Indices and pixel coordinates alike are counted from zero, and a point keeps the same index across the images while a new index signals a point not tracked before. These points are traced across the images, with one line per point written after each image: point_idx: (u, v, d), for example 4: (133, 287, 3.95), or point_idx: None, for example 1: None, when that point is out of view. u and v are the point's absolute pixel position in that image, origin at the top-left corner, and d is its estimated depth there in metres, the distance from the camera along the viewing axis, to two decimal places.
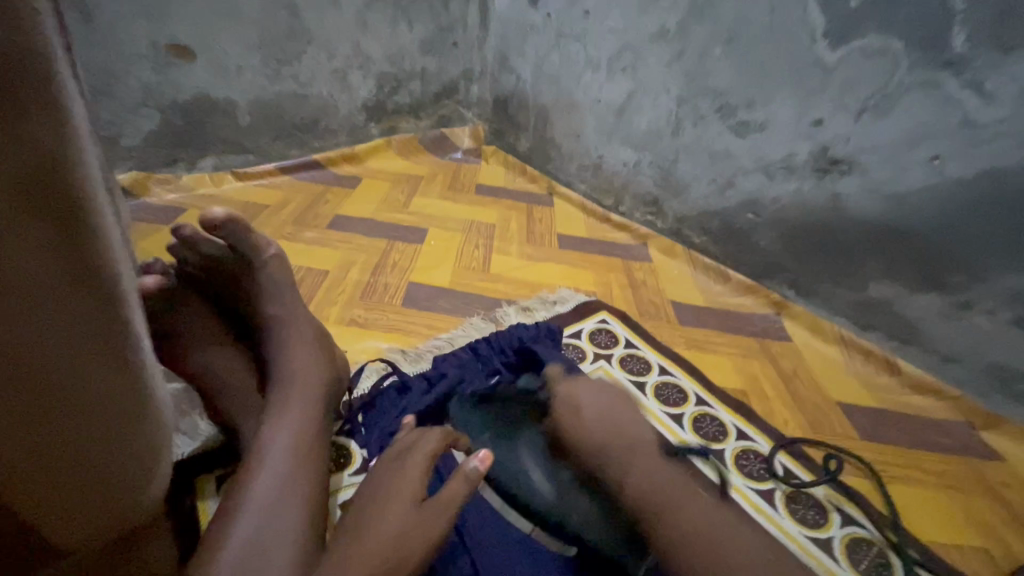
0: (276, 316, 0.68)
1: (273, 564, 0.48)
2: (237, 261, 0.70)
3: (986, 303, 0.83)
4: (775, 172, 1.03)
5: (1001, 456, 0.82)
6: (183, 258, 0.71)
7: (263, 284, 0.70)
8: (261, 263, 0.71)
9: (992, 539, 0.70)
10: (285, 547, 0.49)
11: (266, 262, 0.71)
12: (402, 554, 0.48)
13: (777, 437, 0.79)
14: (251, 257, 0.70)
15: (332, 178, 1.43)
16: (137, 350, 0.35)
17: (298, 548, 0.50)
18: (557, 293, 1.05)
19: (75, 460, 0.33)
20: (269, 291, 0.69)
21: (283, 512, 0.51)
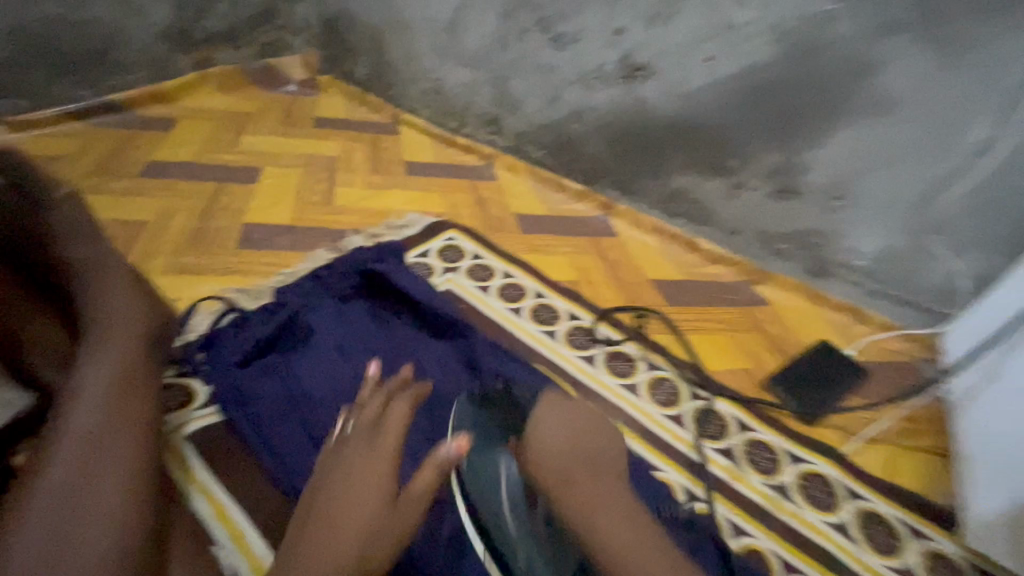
0: (78, 263, 0.62)
1: (102, 485, 0.49)
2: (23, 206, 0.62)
3: (754, 180, 1.00)
4: (591, 82, 1.12)
5: (769, 302, 1.03)
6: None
7: (56, 228, 0.62)
8: (56, 206, 0.63)
9: (755, 361, 0.89)
10: (116, 469, 0.50)
11: (58, 205, 0.63)
12: (366, 525, 0.43)
13: (601, 314, 0.93)
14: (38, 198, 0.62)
15: (140, 121, 1.27)
16: None
17: (130, 471, 0.51)
18: (404, 217, 1.08)
19: None
20: (65, 235, 0.63)
21: (108, 441, 0.52)
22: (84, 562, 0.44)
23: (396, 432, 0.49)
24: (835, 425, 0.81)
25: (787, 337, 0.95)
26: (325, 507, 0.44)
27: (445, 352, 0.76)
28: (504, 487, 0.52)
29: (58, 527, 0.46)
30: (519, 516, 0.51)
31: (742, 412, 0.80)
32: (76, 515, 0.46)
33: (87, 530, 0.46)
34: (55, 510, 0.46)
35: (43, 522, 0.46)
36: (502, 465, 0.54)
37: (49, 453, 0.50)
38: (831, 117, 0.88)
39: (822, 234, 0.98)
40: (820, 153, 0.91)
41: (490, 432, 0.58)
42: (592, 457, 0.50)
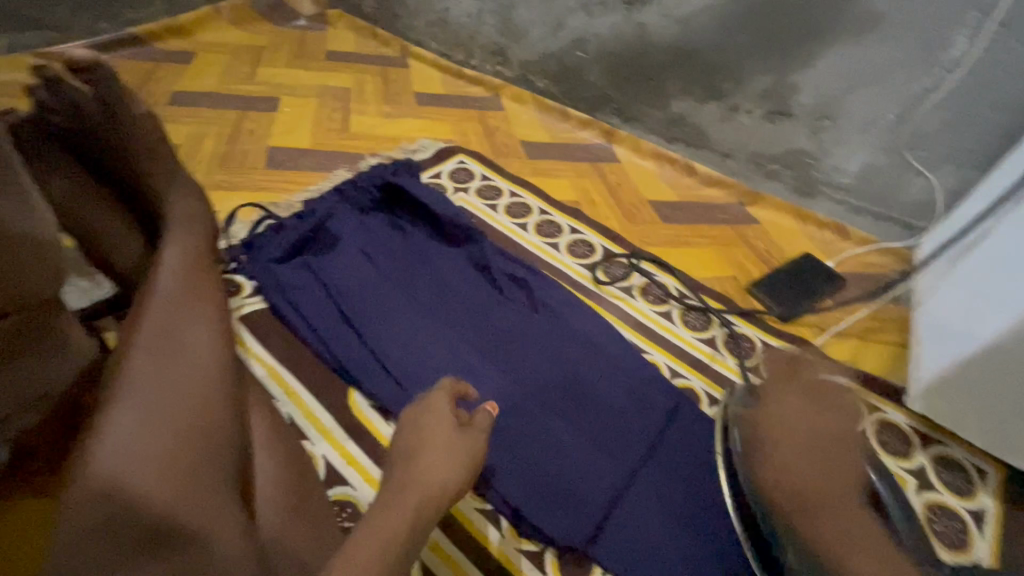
0: (156, 171, 0.71)
1: (192, 337, 0.54)
2: (104, 113, 0.70)
3: (747, 103, 1.05)
4: (594, 8, 1.15)
5: (759, 221, 1.10)
6: (41, 101, 0.68)
7: (136, 139, 0.71)
8: (131, 116, 0.72)
9: (741, 270, 0.98)
10: (200, 322, 0.56)
11: (138, 120, 0.72)
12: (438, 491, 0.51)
13: (600, 229, 1.00)
14: (117, 109, 0.71)
15: (160, 54, 1.32)
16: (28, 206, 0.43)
17: (213, 330, 0.56)
18: (416, 143, 1.14)
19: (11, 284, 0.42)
20: (146, 146, 0.72)
21: (189, 301, 0.57)
22: (188, 387, 0.49)
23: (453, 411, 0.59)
24: (808, 322, 0.90)
25: (772, 251, 1.03)
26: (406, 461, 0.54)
27: (458, 255, 0.85)
28: (785, 483, 0.59)
29: (159, 363, 0.50)
30: (795, 510, 0.57)
31: (726, 311, 0.88)
32: (175, 355, 0.51)
33: (186, 367, 0.51)
34: (157, 351, 0.51)
35: (151, 351, 0.51)
36: (778, 464, 0.61)
37: (139, 310, 0.55)
38: (819, 38, 0.92)
39: (809, 153, 1.04)
40: (810, 74, 0.96)
41: (790, 436, 0.64)
42: (833, 450, 0.58)
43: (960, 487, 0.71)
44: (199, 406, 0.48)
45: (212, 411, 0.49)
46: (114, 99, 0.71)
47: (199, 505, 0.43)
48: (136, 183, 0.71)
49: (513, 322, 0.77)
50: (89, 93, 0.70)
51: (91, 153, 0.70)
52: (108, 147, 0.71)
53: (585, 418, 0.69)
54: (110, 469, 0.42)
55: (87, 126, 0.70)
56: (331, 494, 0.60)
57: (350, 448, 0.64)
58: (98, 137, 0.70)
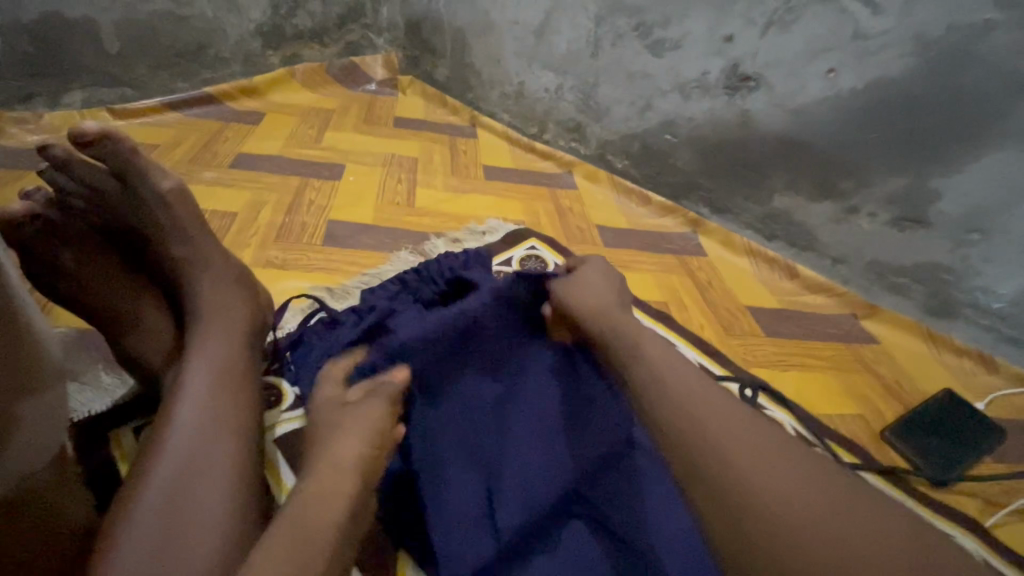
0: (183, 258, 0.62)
1: (201, 502, 0.43)
2: (121, 186, 0.63)
3: (871, 206, 0.91)
4: (689, 91, 1.05)
5: (879, 340, 0.94)
6: (59, 186, 0.64)
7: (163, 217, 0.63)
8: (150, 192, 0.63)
9: (869, 407, 0.80)
10: (220, 477, 0.45)
11: (160, 192, 0.63)
12: None
13: (694, 341, 0.86)
14: (133, 181, 0.63)
15: (230, 112, 1.30)
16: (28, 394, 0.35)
17: (230, 487, 0.45)
18: (485, 223, 1.04)
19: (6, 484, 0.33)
20: (169, 225, 0.63)
21: (212, 445, 0.47)
22: None
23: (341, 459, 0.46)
24: (968, 490, 0.70)
25: (902, 382, 0.86)
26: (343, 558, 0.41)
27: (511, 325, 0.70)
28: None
29: (157, 554, 0.40)
30: None
31: (861, 467, 0.71)
32: (178, 537, 0.41)
33: (185, 560, 0.40)
34: (158, 532, 0.41)
35: (148, 535, 0.41)
36: None
37: (152, 458, 0.46)
38: (968, 141, 0.79)
39: (947, 268, 0.88)
40: (958, 181, 0.82)
41: None
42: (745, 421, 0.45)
43: None
44: None
45: None
46: (127, 172, 0.63)
47: None
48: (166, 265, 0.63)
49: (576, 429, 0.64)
50: (104, 167, 0.64)
51: (122, 233, 0.64)
52: (135, 227, 0.64)
53: None
54: None
55: (117, 207, 0.64)
56: None
57: None
58: (123, 220, 0.64)
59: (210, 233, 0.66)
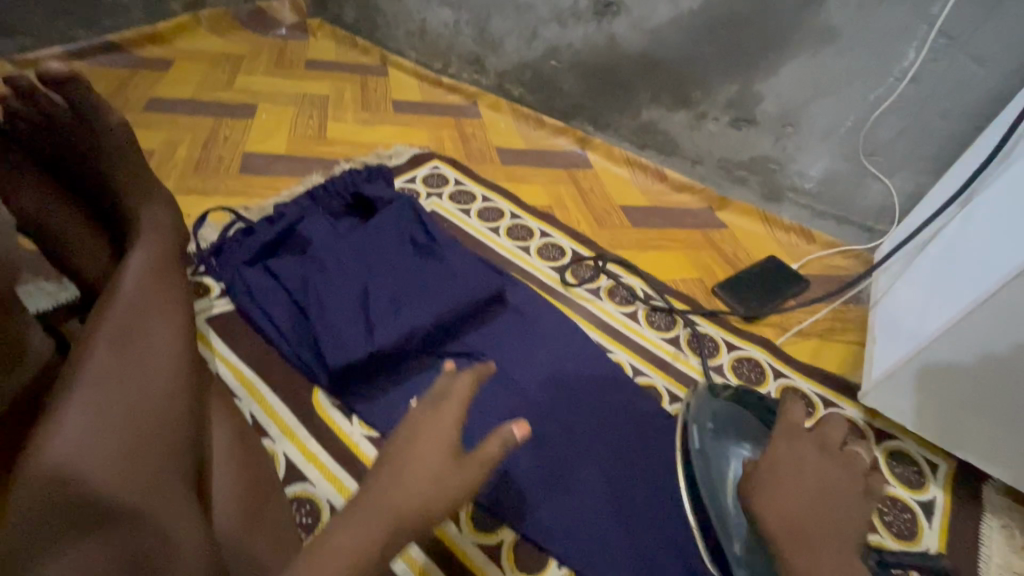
0: (122, 181, 0.73)
1: (153, 337, 0.55)
2: (74, 119, 0.72)
3: (714, 111, 1.09)
4: (566, 19, 1.18)
5: (727, 224, 1.13)
6: (13, 110, 0.71)
7: (105, 147, 0.73)
8: (103, 127, 0.73)
9: (709, 273, 1.00)
10: (168, 327, 0.58)
11: (111, 129, 0.73)
12: (433, 495, 0.47)
13: (571, 233, 1.02)
14: (90, 116, 0.73)
15: (138, 61, 1.33)
16: None
17: (175, 334, 0.58)
18: (392, 149, 1.16)
19: None
20: (115, 155, 0.73)
21: (154, 309, 0.59)
22: (151, 385, 0.50)
23: (460, 399, 0.51)
24: (771, 322, 0.92)
25: (740, 254, 1.06)
26: (395, 453, 0.49)
27: (399, 216, 0.89)
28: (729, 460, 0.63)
29: (120, 363, 0.51)
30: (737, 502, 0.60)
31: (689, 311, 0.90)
32: (137, 356, 0.52)
33: (146, 369, 0.51)
34: (122, 349, 0.52)
35: (114, 349, 0.52)
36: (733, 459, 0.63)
37: (105, 308, 0.57)
38: (777, 49, 0.96)
39: (774, 159, 1.07)
40: (772, 83, 0.99)
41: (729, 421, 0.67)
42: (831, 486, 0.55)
43: (911, 479, 0.73)
44: (157, 399, 0.49)
45: (174, 414, 0.49)
46: (86, 108, 0.72)
47: (160, 496, 0.43)
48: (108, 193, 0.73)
49: (442, 280, 0.82)
50: (61, 101, 0.72)
51: (65, 162, 0.73)
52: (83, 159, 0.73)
53: (543, 428, 0.71)
54: (64, 453, 0.42)
55: (65, 137, 0.72)
56: (290, 492, 0.62)
57: (311, 446, 0.66)
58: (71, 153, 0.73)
59: (149, 165, 0.76)
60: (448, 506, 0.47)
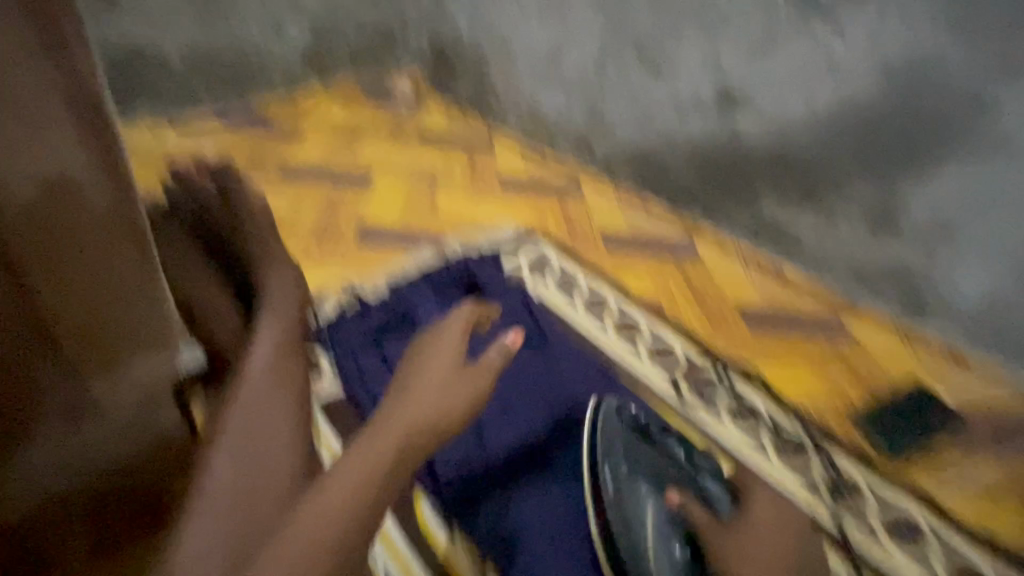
0: (256, 255, 0.76)
1: (275, 424, 0.57)
2: (223, 204, 0.79)
3: (848, 213, 1.00)
4: (685, 109, 1.16)
5: (863, 341, 1.00)
6: (175, 204, 0.80)
7: (246, 226, 0.79)
8: (245, 210, 0.80)
9: (841, 396, 0.90)
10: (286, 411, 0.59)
11: (249, 212, 0.80)
12: (444, 401, 0.62)
13: (683, 334, 0.96)
14: (235, 201, 0.80)
15: (276, 128, 1.46)
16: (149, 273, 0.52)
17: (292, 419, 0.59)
18: (500, 232, 1.13)
19: (110, 327, 0.51)
20: (252, 233, 0.78)
21: (276, 392, 0.60)
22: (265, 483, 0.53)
23: (458, 332, 0.70)
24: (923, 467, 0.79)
25: (877, 376, 0.94)
26: (416, 373, 0.64)
27: (514, 308, 0.92)
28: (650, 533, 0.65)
29: (240, 470, 0.53)
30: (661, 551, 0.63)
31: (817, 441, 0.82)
32: (257, 454, 0.55)
33: (262, 465, 0.54)
34: (246, 441, 0.55)
35: (238, 441, 0.55)
36: (649, 505, 0.66)
37: (234, 392, 0.59)
38: (932, 155, 0.88)
39: (919, 271, 0.96)
40: (924, 191, 0.90)
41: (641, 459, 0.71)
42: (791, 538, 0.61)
43: None
44: (270, 499, 0.52)
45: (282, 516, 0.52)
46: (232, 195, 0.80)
47: None
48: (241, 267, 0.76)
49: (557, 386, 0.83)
50: (213, 190, 0.80)
51: (209, 238, 0.78)
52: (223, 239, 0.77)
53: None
54: (186, 559, 0.49)
55: (213, 221, 0.79)
56: None
57: None
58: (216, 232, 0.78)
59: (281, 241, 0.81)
60: (462, 406, 0.63)
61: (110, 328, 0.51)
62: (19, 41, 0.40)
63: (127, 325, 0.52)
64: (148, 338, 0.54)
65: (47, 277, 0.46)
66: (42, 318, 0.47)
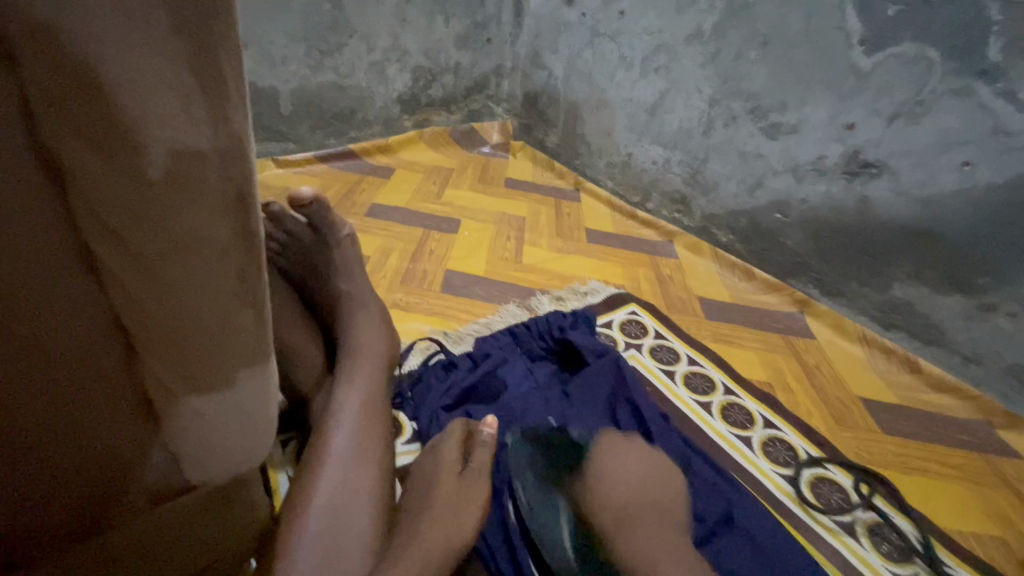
0: (344, 295, 0.74)
1: (356, 512, 0.52)
2: (314, 237, 0.76)
3: (1011, 305, 0.86)
4: (804, 173, 1.06)
5: (1021, 454, 0.85)
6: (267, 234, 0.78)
7: (336, 261, 0.76)
8: (335, 244, 0.76)
9: (1010, 529, 0.74)
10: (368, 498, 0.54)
11: (341, 243, 0.77)
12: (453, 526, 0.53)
13: (804, 429, 0.83)
14: (325, 234, 0.76)
15: (367, 167, 1.49)
16: (264, 307, 0.37)
17: (374, 509, 0.54)
18: (588, 284, 1.09)
19: (197, 383, 0.36)
20: (342, 269, 0.75)
21: (359, 475, 0.55)
22: None
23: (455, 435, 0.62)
24: None
25: None
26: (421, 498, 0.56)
27: (614, 375, 0.79)
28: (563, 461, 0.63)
29: (319, 564, 0.48)
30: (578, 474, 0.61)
31: (964, 569, 0.68)
32: (334, 543, 0.49)
33: (341, 562, 0.48)
34: (326, 529, 0.50)
35: (320, 530, 0.50)
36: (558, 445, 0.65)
37: (315, 467, 0.54)
38: None
39: None
40: None
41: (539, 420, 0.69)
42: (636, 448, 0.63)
43: None
44: None
45: None
46: (323, 227, 0.77)
47: None
48: (331, 308, 0.75)
49: None
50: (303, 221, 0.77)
51: (301, 275, 0.77)
52: (315, 276, 0.76)
53: None
54: None
55: (306, 255, 0.77)
56: None
57: None
58: (310, 267, 0.76)
59: (369, 280, 0.78)
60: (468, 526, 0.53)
61: (195, 384, 0.36)
62: (165, 54, 0.26)
63: (216, 381, 0.37)
64: (238, 404, 0.39)
65: (147, 306, 0.32)
66: (140, 394, 0.35)
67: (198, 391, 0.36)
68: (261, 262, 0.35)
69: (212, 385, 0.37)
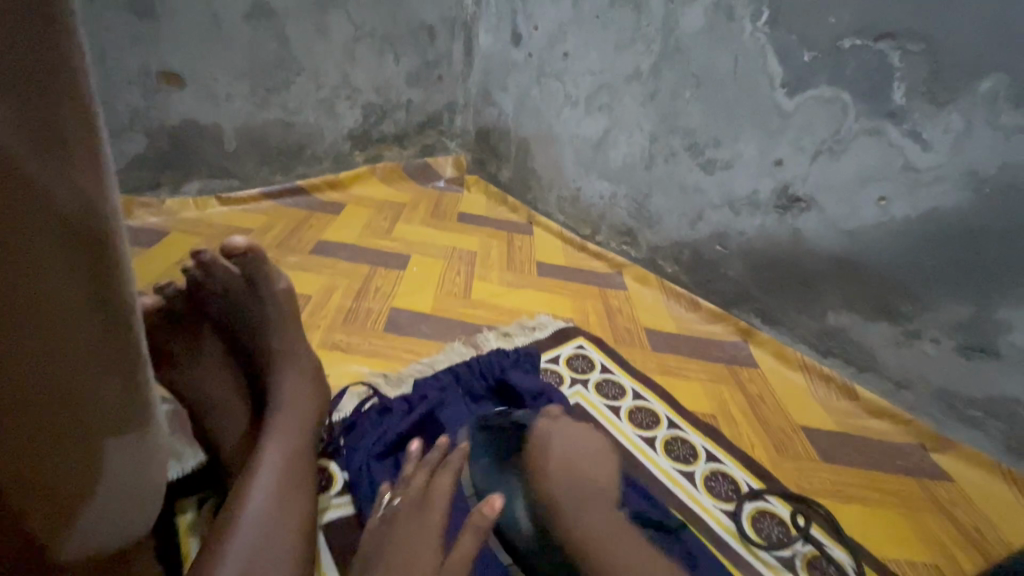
0: (276, 352, 0.70)
1: None
2: (247, 289, 0.72)
3: (934, 332, 0.89)
4: (740, 207, 1.10)
5: (952, 477, 0.87)
6: (195, 282, 0.72)
7: (270, 316, 0.72)
8: (270, 298, 0.72)
9: (943, 554, 0.75)
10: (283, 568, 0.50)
11: (276, 296, 0.73)
12: None
13: (745, 461, 0.83)
14: (261, 286, 0.72)
15: (316, 203, 1.47)
16: (139, 368, 0.36)
17: None
18: (536, 319, 1.08)
19: (62, 455, 0.34)
20: (276, 324, 0.72)
21: (274, 542, 0.51)
22: None
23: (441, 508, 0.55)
24: None
25: (983, 531, 0.79)
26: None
27: None
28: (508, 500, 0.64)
29: None
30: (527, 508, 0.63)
31: None
32: None
33: None
34: None
35: None
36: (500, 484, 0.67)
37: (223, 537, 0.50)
38: None
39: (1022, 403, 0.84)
40: None
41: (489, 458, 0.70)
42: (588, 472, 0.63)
43: None
44: None
45: None
46: (259, 278, 0.73)
47: None
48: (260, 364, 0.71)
49: None
50: (236, 272, 0.72)
51: (230, 328, 0.72)
52: (247, 331, 0.72)
53: None
54: None
55: (237, 307, 0.72)
56: None
57: None
58: (240, 321, 0.72)
59: (304, 332, 0.74)
60: None
61: (59, 457, 0.33)
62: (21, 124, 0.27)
63: (85, 449, 0.35)
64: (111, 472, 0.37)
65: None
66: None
67: (62, 463, 0.34)
68: (133, 321, 0.35)
69: (81, 454, 0.35)
